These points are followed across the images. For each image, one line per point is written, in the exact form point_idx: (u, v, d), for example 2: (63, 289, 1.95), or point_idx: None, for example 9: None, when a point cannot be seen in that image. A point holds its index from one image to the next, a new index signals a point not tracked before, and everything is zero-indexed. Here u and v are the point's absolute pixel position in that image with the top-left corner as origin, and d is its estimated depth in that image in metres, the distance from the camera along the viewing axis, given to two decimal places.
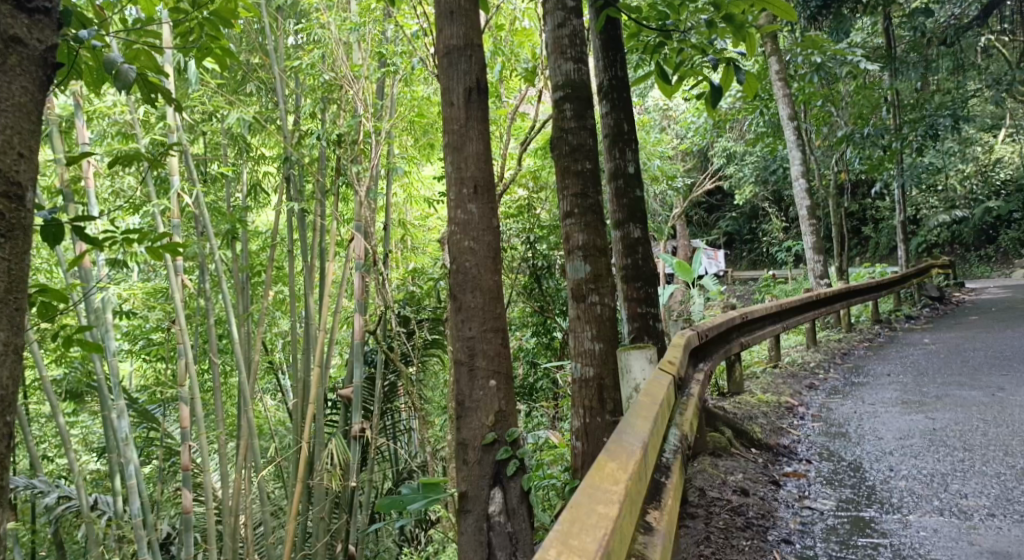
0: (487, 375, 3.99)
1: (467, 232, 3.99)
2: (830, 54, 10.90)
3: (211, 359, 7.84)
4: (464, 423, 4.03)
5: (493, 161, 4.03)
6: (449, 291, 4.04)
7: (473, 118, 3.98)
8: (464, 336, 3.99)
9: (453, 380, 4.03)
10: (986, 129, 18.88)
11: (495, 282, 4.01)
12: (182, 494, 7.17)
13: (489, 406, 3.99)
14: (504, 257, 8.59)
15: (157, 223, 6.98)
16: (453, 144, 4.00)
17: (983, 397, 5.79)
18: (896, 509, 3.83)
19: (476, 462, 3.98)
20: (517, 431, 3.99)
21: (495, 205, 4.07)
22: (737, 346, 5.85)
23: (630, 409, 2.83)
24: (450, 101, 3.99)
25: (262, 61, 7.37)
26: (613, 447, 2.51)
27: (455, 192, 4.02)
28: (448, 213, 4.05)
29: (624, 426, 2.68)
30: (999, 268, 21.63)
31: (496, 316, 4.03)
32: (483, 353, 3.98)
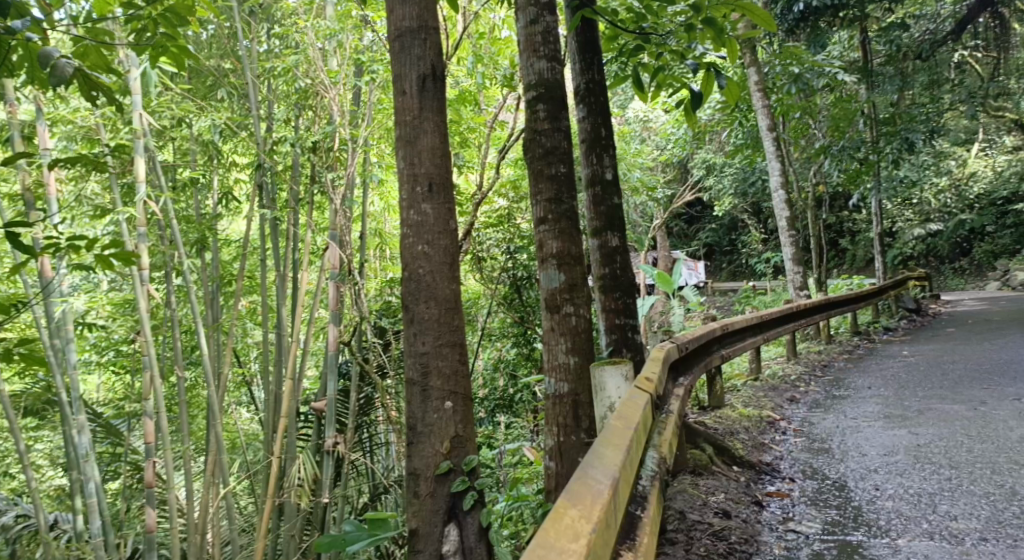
0: (442, 396, 3.81)
1: (421, 234, 3.83)
2: (809, 64, 10.84)
3: (178, 375, 7.48)
4: (417, 450, 3.86)
5: (448, 156, 3.88)
6: (402, 301, 3.87)
7: (426, 109, 3.84)
8: (416, 353, 3.82)
9: (405, 402, 3.86)
10: (959, 143, 18.97)
11: (451, 290, 3.86)
12: (146, 512, 6.82)
13: (444, 432, 3.82)
14: (484, 268, 8.36)
15: (122, 231, 6.65)
16: (406, 137, 3.85)
17: (965, 412, 5.67)
18: (884, 533, 3.67)
19: (429, 495, 3.81)
20: (474, 460, 3.83)
21: (451, 204, 3.90)
22: (718, 359, 5.68)
23: (599, 437, 2.66)
24: (403, 90, 3.84)
25: (233, 65, 7.05)
26: (577, 489, 2.35)
27: (408, 190, 3.86)
28: (400, 215, 3.88)
29: (591, 459, 2.51)
30: (972, 281, 21.72)
31: (453, 330, 3.86)
32: (437, 371, 3.82)
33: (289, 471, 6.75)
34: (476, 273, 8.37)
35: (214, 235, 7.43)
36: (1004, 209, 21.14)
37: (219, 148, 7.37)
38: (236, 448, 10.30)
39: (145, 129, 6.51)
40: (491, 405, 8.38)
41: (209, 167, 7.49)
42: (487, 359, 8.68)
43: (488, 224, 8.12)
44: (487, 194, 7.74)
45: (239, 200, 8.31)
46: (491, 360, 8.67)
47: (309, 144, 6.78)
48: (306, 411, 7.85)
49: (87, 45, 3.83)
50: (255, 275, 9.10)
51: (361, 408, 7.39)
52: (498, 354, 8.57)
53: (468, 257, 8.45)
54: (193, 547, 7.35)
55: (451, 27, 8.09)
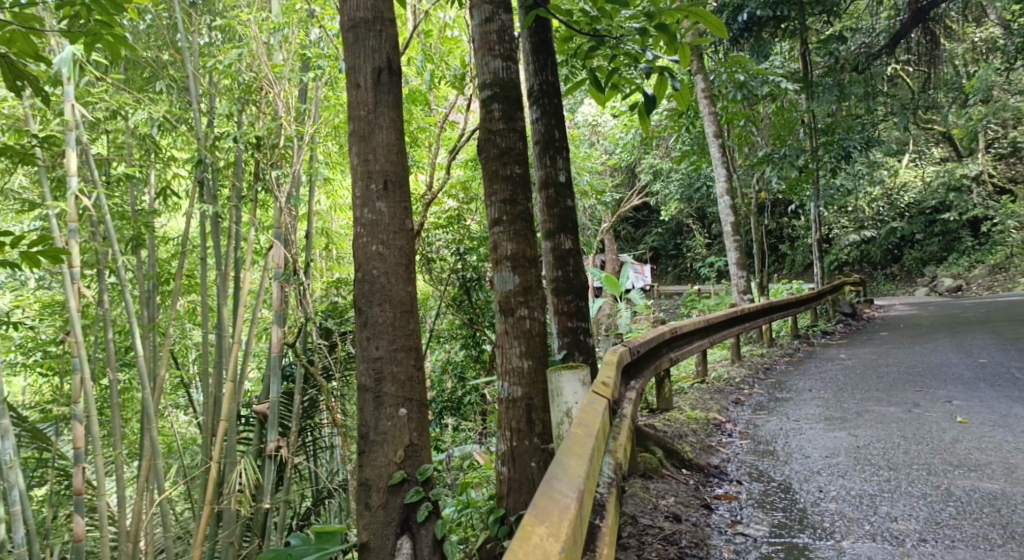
0: (396, 404, 3.87)
1: (376, 234, 3.86)
2: (754, 72, 11.00)
3: (110, 378, 7.20)
4: (369, 460, 3.90)
5: (404, 153, 3.91)
6: (356, 304, 3.90)
7: (381, 103, 3.87)
8: (370, 358, 3.86)
9: (357, 409, 3.90)
10: (893, 153, 19.54)
11: (406, 292, 3.89)
12: (75, 520, 6.54)
13: (399, 440, 3.87)
14: (433, 269, 8.27)
15: (52, 226, 6.36)
16: (360, 132, 3.87)
17: (901, 414, 5.80)
18: (829, 534, 3.71)
19: (382, 506, 3.87)
20: (429, 470, 3.89)
21: (406, 203, 3.94)
22: (667, 362, 5.71)
23: (562, 446, 2.67)
24: (358, 83, 3.86)
25: (173, 57, 6.82)
26: (543, 504, 2.37)
27: (362, 187, 3.88)
28: (354, 212, 3.90)
29: (555, 470, 2.52)
30: (903, 287, 22.41)
31: (407, 333, 3.91)
32: (391, 378, 3.86)
33: (229, 476, 6.57)
34: (425, 274, 8.27)
35: (151, 232, 7.18)
36: (932, 218, 21.66)
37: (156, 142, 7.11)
38: (174, 453, 9.99)
39: (78, 121, 6.29)
40: (438, 407, 8.19)
41: (147, 161, 7.23)
42: (434, 361, 8.60)
43: (438, 225, 8.14)
44: (435, 195, 7.65)
45: (178, 196, 8.05)
46: (438, 362, 8.59)
47: (253, 141, 6.58)
48: (248, 414, 7.66)
49: (14, 30, 3.66)
50: (195, 274, 8.84)
51: (305, 411, 7.24)
52: (446, 356, 8.48)
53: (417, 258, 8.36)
54: (126, 556, 7.09)
55: (401, 26, 7.99)
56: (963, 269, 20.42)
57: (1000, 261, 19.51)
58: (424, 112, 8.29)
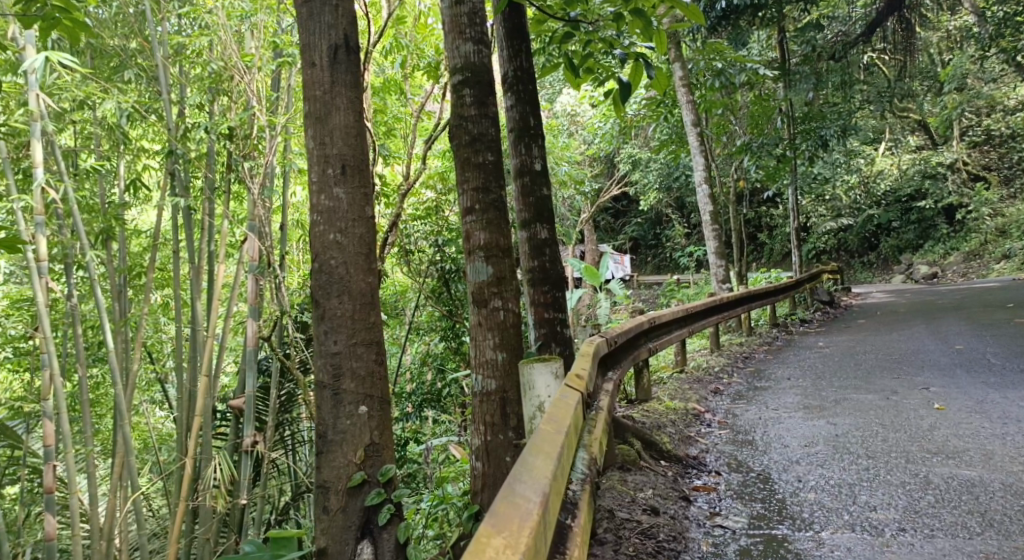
0: (356, 401, 3.85)
1: (333, 221, 3.84)
2: (731, 60, 10.95)
3: (81, 374, 7.04)
4: (328, 461, 3.87)
5: (361, 136, 3.89)
6: (313, 296, 3.87)
7: (338, 83, 3.84)
8: (328, 353, 3.83)
9: (315, 408, 3.87)
10: (869, 141, 19.62)
11: (366, 284, 3.88)
12: (47, 518, 6.38)
13: (359, 439, 3.85)
14: (411, 261, 8.16)
15: (19, 220, 6.18)
16: (317, 114, 3.84)
17: (878, 401, 5.78)
18: (808, 525, 3.67)
19: (341, 509, 3.83)
20: (390, 470, 3.87)
21: (365, 189, 3.92)
22: (645, 352, 5.66)
23: (529, 445, 2.58)
24: (312, 62, 3.84)
25: (142, 46, 6.64)
26: (503, 510, 2.28)
27: (319, 171, 3.85)
28: (311, 199, 3.88)
29: (519, 472, 2.43)
30: (880, 275, 22.53)
31: (367, 327, 3.88)
32: (350, 373, 3.84)
33: (204, 472, 6.44)
34: (403, 266, 8.17)
35: (121, 225, 7.01)
36: (908, 206, 21.82)
37: (125, 132, 6.94)
38: (150, 449, 9.84)
39: (43, 111, 6.12)
40: (418, 400, 8.17)
41: (116, 153, 7.05)
42: (414, 353, 8.52)
43: (415, 216, 7.93)
44: (411, 185, 7.55)
45: (149, 188, 7.88)
46: (418, 354, 8.52)
47: (225, 131, 6.45)
48: (223, 408, 7.53)
49: None
50: (168, 267, 8.68)
51: (282, 406, 7.12)
52: (425, 348, 8.39)
53: (394, 250, 8.26)
54: (99, 554, 6.95)
55: (375, 13, 7.87)
56: (937, 256, 20.60)
57: (974, 248, 19.69)
58: (399, 101, 8.17)
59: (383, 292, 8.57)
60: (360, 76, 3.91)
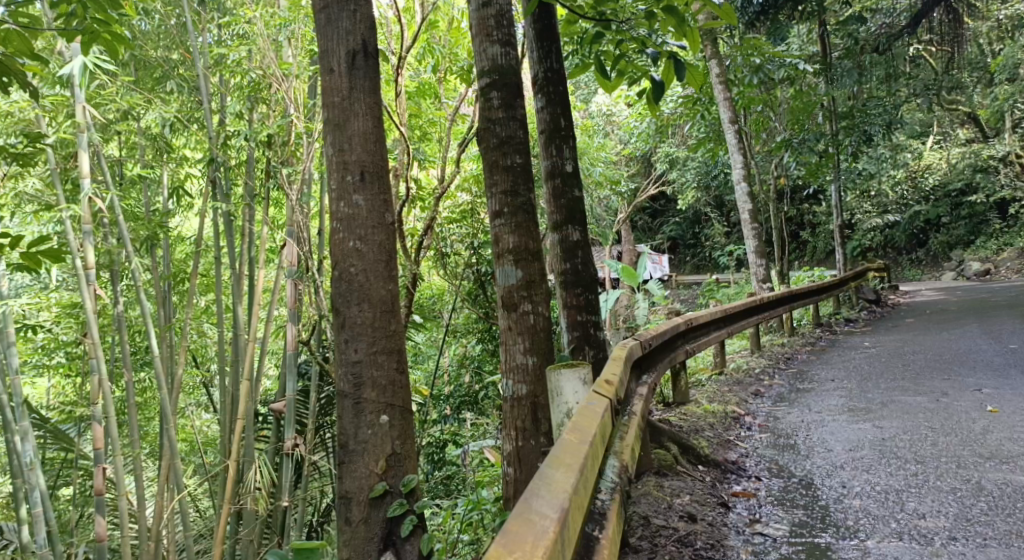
0: (377, 410, 3.86)
1: (353, 228, 3.85)
2: (770, 55, 10.76)
3: (127, 379, 7.17)
4: (350, 472, 3.88)
5: (379, 142, 3.91)
6: (333, 305, 3.88)
7: (356, 88, 3.85)
8: (348, 362, 3.85)
9: (337, 418, 3.88)
10: (915, 135, 19.15)
11: (385, 292, 3.89)
12: (97, 520, 6.50)
13: (380, 449, 3.86)
14: (447, 264, 8.17)
15: (67, 230, 6.32)
16: (335, 120, 3.87)
17: (928, 404, 5.62)
18: (852, 534, 3.58)
19: (364, 520, 3.84)
20: (411, 481, 3.86)
21: (385, 195, 3.94)
22: (683, 354, 5.58)
23: (549, 458, 2.54)
24: (331, 68, 3.86)
25: (183, 57, 6.75)
26: (517, 528, 2.23)
27: (338, 178, 3.88)
28: (331, 206, 3.90)
29: (537, 487, 2.39)
30: (929, 272, 21.96)
31: (388, 334, 3.89)
32: (371, 382, 3.85)
33: (246, 475, 6.51)
34: (439, 269, 8.18)
35: (165, 232, 7.11)
36: (959, 201, 21.24)
37: (168, 142, 7.06)
38: (195, 452, 9.99)
39: (89, 123, 6.25)
40: (457, 401, 8.31)
41: (160, 161, 7.18)
42: (452, 355, 8.53)
43: (450, 219, 7.91)
44: (446, 188, 7.55)
45: (191, 195, 8.00)
46: (455, 357, 8.52)
47: (264, 139, 6.52)
48: (264, 412, 7.60)
49: (9, 30, 3.67)
50: (210, 273, 8.81)
51: (322, 408, 7.16)
52: (463, 351, 8.41)
53: (431, 253, 8.26)
54: (147, 555, 7.05)
55: (408, 19, 7.90)
56: (990, 252, 20.02)
57: None
58: (433, 104, 8.19)
59: (420, 295, 8.59)
60: (379, 80, 3.92)
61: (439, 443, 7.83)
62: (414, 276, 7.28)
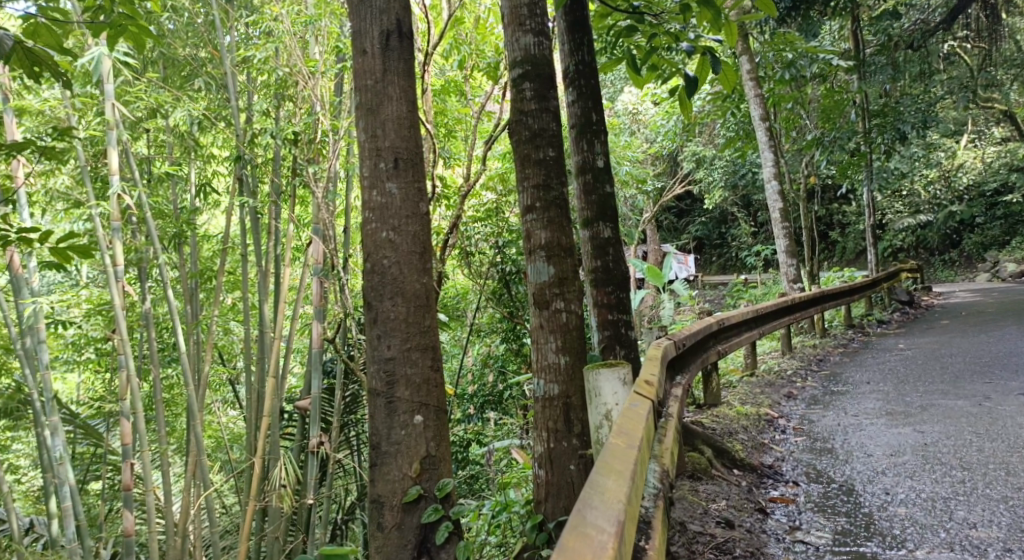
0: (411, 411, 3.79)
1: (386, 218, 3.79)
2: (803, 51, 10.55)
3: (155, 376, 7.16)
4: (383, 475, 3.82)
5: (413, 128, 3.84)
6: (366, 300, 3.82)
7: (390, 71, 3.79)
8: (381, 359, 3.78)
9: (370, 419, 3.82)
10: (949, 134, 18.78)
11: (419, 286, 3.82)
12: (125, 515, 6.49)
13: (414, 451, 3.79)
14: (474, 262, 8.09)
15: (97, 226, 6.32)
16: (368, 104, 3.80)
17: (970, 408, 5.46)
18: (900, 544, 3.45)
19: (398, 525, 3.78)
20: (446, 485, 3.80)
21: (419, 184, 3.87)
22: (715, 355, 5.46)
23: (599, 465, 2.45)
24: (364, 50, 3.79)
25: (211, 54, 6.73)
26: (573, 544, 2.15)
27: (371, 165, 3.81)
28: (363, 195, 3.83)
29: (590, 497, 2.30)
30: (962, 273, 21.55)
31: (422, 331, 3.82)
32: (404, 380, 3.78)
33: (273, 472, 6.48)
34: (465, 268, 8.12)
35: (193, 229, 7.10)
36: (993, 201, 20.90)
37: (196, 139, 7.05)
38: (222, 449, 10.02)
39: (118, 121, 6.25)
40: (480, 401, 8.16)
41: (187, 159, 7.18)
42: (477, 354, 8.49)
43: (477, 217, 7.83)
44: (473, 186, 7.49)
45: (218, 192, 8.00)
46: (479, 356, 8.48)
47: (291, 137, 6.48)
48: (290, 409, 7.61)
49: (37, 22, 3.63)
50: (236, 271, 8.82)
51: (348, 406, 7.11)
52: (488, 350, 8.36)
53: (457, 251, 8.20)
54: (173, 550, 7.04)
55: (435, 15, 7.84)
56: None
57: None
58: (460, 101, 8.13)
59: (445, 293, 8.53)
60: (412, 64, 3.85)
61: (463, 443, 7.85)
62: (439, 274, 7.23)
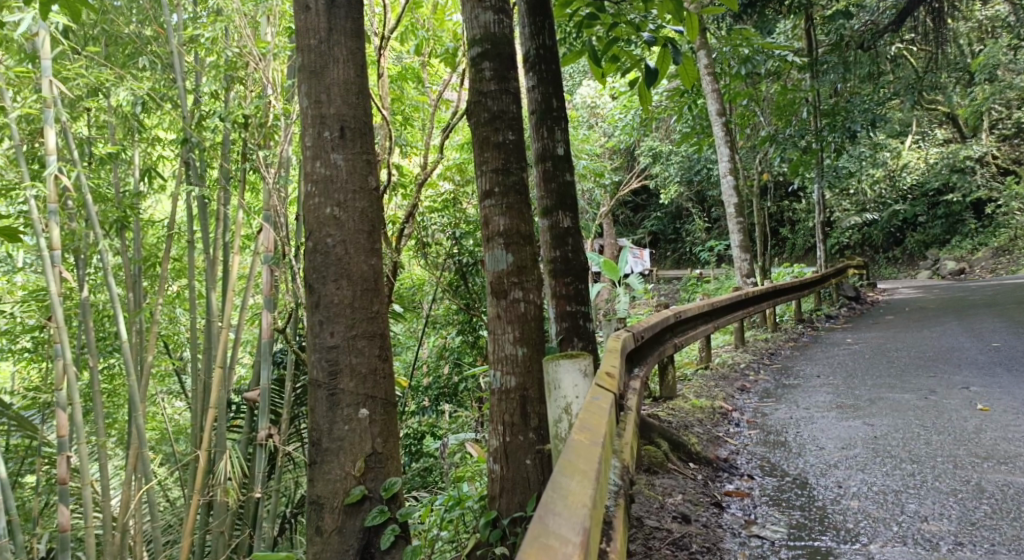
0: (356, 405, 3.66)
1: (330, 192, 3.65)
2: (759, 47, 10.57)
3: (94, 365, 6.85)
4: (324, 474, 3.67)
5: (360, 95, 3.70)
6: (307, 281, 3.67)
7: (336, 30, 3.67)
8: (324, 347, 3.64)
9: (311, 412, 3.68)
10: (896, 134, 19.19)
11: (366, 267, 3.69)
12: (61, 509, 6.21)
13: (359, 450, 3.67)
14: (429, 253, 7.96)
15: (31, 209, 5.98)
16: (313, 66, 3.66)
17: (918, 401, 5.51)
18: (853, 538, 3.44)
19: (338, 528, 3.65)
20: (392, 485, 3.68)
21: (367, 156, 3.73)
22: (671, 348, 5.42)
23: (561, 464, 2.36)
24: (308, 6, 3.66)
25: (158, 33, 6.45)
26: (535, 556, 2.05)
27: (314, 134, 3.67)
28: (305, 166, 3.68)
29: (552, 502, 2.21)
30: (905, 271, 22.06)
31: (369, 317, 3.69)
32: (349, 370, 3.65)
33: (217, 466, 6.27)
34: (419, 258, 7.99)
35: (137, 215, 6.79)
36: (936, 201, 21.39)
37: (141, 121, 6.75)
38: (165, 441, 9.71)
39: (56, 99, 5.93)
40: (434, 393, 8.11)
41: (131, 141, 6.87)
42: (431, 346, 8.40)
43: (433, 208, 7.71)
44: (429, 175, 7.34)
45: (165, 177, 7.67)
46: (435, 347, 8.36)
47: (241, 120, 6.25)
48: (238, 401, 7.40)
49: None
50: (183, 258, 8.51)
51: (297, 398, 6.92)
52: (443, 341, 8.26)
53: (412, 242, 8.06)
54: (112, 546, 6.76)
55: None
56: (966, 252, 20.15)
57: (1004, 244, 19.21)
58: (417, 90, 7.98)
59: (400, 284, 8.33)
60: (360, 25, 3.73)
61: (417, 435, 7.86)
62: (394, 264, 7.10)
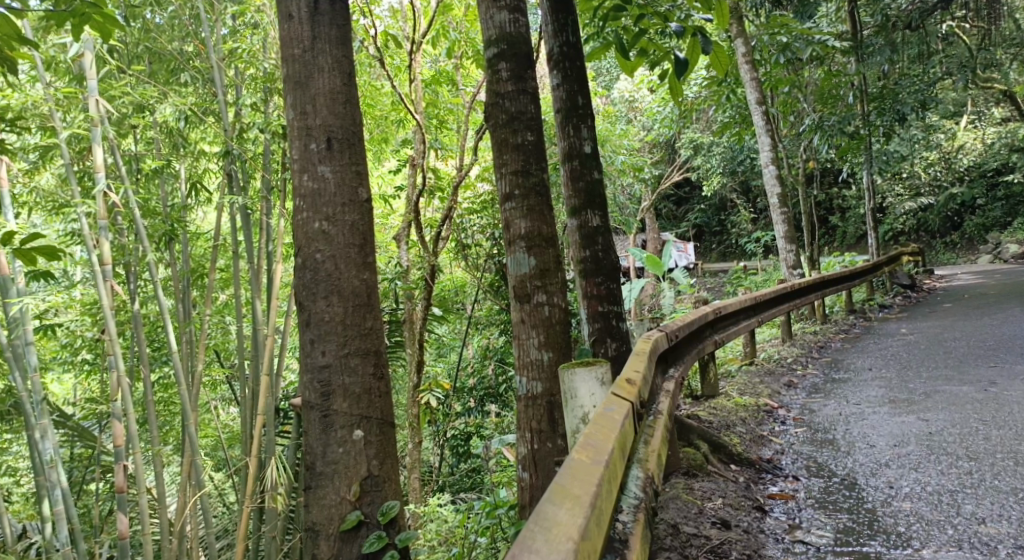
0: (349, 427, 3.64)
1: (317, 203, 3.63)
2: (798, 33, 10.28)
3: (146, 376, 6.96)
4: (318, 498, 3.64)
5: (347, 104, 3.69)
6: (297, 298, 3.66)
7: (319, 38, 3.67)
8: (316, 367, 3.62)
9: (304, 435, 3.66)
10: (949, 115, 18.54)
11: (360, 281, 3.68)
12: (120, 518, 6.31)
13: (354, 473, 3.64)
14: (469, 255, 7.93)
15: (82, 225, 6.08)
16: (296, 77, 3.66)
17: (976, 394, 5.29)
18: (905, 542, 3.30)
19: (336, 553, 3.61)
20: (388, 508, 3.66)
21: (357, 167, 3.72)
22: (711, 345, 5.29)
23: (552, 490, 2.28)
24: (290, 16, 3.67)
25: (197, 48, 6.50)
26: None
27: (301, 147, 3.66)
28: (294, 180, 3.68)
29: (531, 538, 2.14)
30: (964, 255, 21.28)
31: (362, 334, 3.67)
32: (341, 390, 3.63)
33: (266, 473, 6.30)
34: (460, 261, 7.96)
35: (183, 227, 6.88)
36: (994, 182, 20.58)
37: (184, 136, 6.85)
38: (220, 448, 9.86)
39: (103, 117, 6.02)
40: (480, 393, 8.06)
41: (175, 155, 6.97)
42: (475, 347, 8.35)
43: (470, 211, 7.67)
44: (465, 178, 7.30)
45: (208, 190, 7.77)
46: (479, 348, 8.31)
47: (279, 130, 6.29)
48: (286, 407, 7.45)
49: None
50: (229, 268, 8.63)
51: None
52: (486, 342, 8.20)
53: (452, 244, 8.04)
54: (170, 552, 6.87)
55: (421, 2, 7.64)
56: None
57: None
58: (451, 93, 7.95)
59: (442, 287, 8.28)
60: (345, 31, 3.73)
61: (464, 436, 7.96)
62: (433, 267, 7.07)
